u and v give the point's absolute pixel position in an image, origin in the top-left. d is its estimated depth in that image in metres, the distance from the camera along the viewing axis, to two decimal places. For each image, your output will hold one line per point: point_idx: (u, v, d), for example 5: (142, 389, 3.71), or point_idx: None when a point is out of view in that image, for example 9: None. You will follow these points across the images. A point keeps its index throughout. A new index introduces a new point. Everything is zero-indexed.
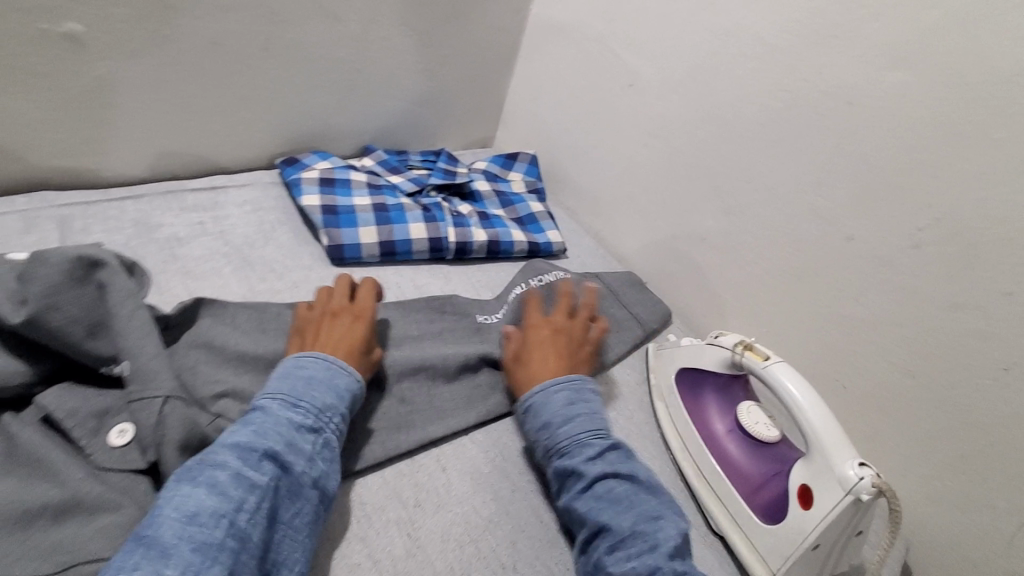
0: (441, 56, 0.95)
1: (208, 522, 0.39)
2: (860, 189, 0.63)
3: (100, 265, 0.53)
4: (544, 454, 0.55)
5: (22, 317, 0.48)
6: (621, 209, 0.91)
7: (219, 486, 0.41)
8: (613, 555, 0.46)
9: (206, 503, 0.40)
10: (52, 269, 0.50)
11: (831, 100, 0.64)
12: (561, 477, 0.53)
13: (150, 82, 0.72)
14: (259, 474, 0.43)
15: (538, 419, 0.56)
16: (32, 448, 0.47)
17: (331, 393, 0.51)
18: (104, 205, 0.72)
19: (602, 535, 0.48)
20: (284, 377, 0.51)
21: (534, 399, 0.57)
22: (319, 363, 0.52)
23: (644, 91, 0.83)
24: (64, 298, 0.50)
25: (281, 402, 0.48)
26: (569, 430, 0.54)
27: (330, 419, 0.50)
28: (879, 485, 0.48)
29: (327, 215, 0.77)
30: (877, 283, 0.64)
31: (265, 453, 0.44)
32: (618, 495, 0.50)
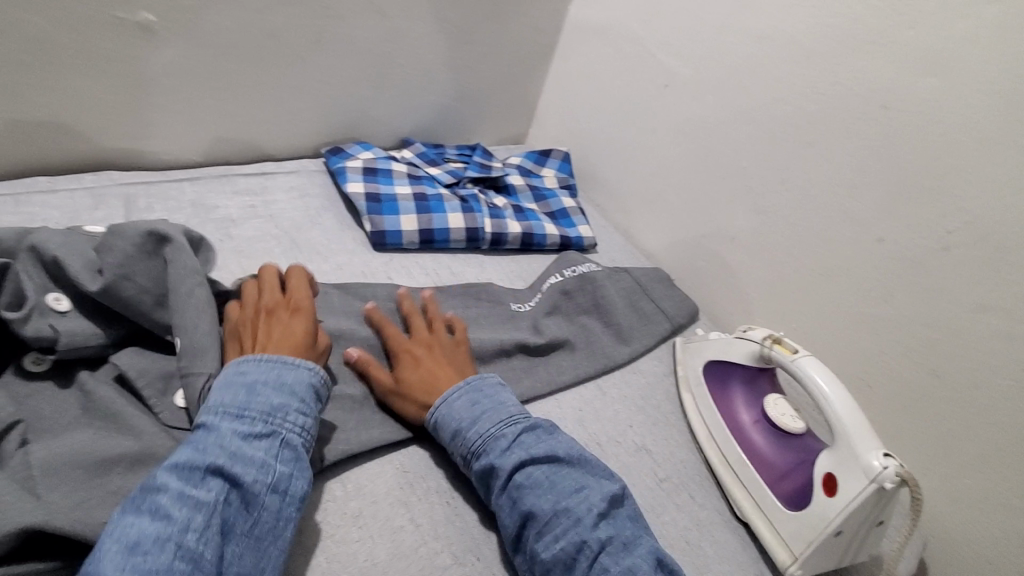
0: (480, 54, 0.98)
1: (152, 549, 0.37)
2: (891, 191, 0.65)
3: (167, 241, 0.56)
4: (462, 462, 0.53)
5: (98, 286, 0.52)
6: (651, 207, 0.94)
7: (161, 511, 0.39)
8: (541, 541, 0.47)
9: (148, 530, 0.38)
10: (127, 243, 0.54)
11: (864, 104, 0.66)
12: (483, 480, 0.51)
13: (211, 71, 0.76)
14: (205, 491, 0.41)
15: (447, 429, 0.54)
16: (110, 404, 0.51)
17: (280, 392, 0.48)
18: (164, 186, 0.77)
19: (527, 524, 0.48)
20: (224, 387, 0.47)
21: (437, 417, 0.54)
22: (262, 366, 0.49)
23: (678, 92, 0.85)
24: (136, 270, 0.54)
25: (224, 414, 0.45)
26: (480, 428, 0.53)
27: (282, 420, 0.47)
28: (902, 474, 0.50)
29: (370, 203, 0.80)
30: (905, 284, 0.65)
31: (210, 470, 0.42)
32: (537, 479, 0.50)
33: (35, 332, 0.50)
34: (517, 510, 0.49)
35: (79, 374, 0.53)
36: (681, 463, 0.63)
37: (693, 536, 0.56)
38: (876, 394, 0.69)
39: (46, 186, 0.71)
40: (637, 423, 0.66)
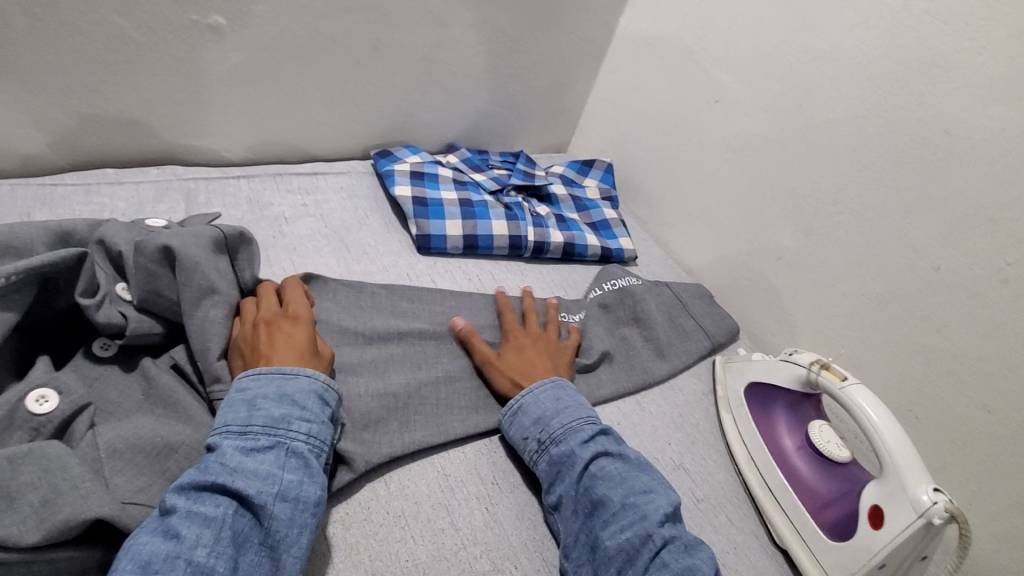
0: (529, 63, 0.99)
1: (164, 566, 0.38)
2: (951, 219, 0.63)
3: (182, 259, 0.55)
4: (534, 451, 0.56)
5: (134, 303, 0.55)
6: (694, 222, 0.93)
7: (172, 530, 0.40)
8: (607, 530, 0.49)
9: (159, 549, 0.39)
10: (149, 259, 0.55)
11: (927, 129, 0.64)
12: (555, 468, 0.54)
13: (273, 73, 0.79)
14: (212, 506, 0.42)
15: (530, 416, 0.58)
16: (173, 391, 0.54)
17: (281, 404, 0.49)
18: (222, 182, 0.80)
19: (596, 511, 0.51)
20: (226, 407, 0.48)
21: (524, 401, 0.59)
22: (262, 381, 0.50)
23: (729, 108, 0.85)
24: (162, 285, 0.55)
25: (227, 433, 0.46)
26: (562, 419, 0.57)
27: (287, 432, 0.48)
28: (952, 510, 0.49)
29: (418, 206, 0.81)
30: (963, 315, 0.63)
31: (215, 487, 0.43)
32: (610, 472, 0.53)
33: (106, 318, 0.53)
34: (587, 497, 0.52)
35: (142, 360, 0.56)
36: (719, 484, 0.62)
37: (731, 560, 0.55)
38: (925, 427, 0.67)
39: (115, 178, 0.75)
40: (676, 441, 0.65)
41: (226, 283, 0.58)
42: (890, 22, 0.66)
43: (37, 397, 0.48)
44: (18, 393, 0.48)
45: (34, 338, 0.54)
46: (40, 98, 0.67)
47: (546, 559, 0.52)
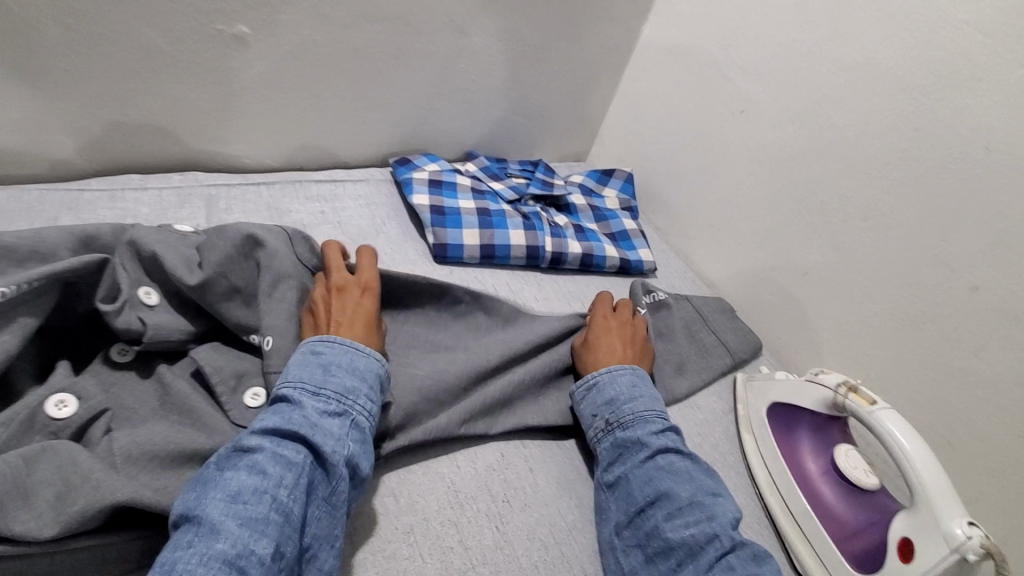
0: (550, 71, 0.98)
1: (251, 499, 0.42)
2: (992, 238, 0.60)
3: (263, 248, 0.59)
4: (601, 429, 0.59)
5: (196, 281, 0.55)
6: (717, 234, 0.91)
7: (257, 468, 0.44)
8: (670, 522, 0.50)
9: (247, 483, 0.43)
10: (225, 244, 0.58)
11: (967, 142, 0.62)
12: (619, 449, 0.57)
13: (295, 82, 0.80)
14: (293, 453, 0.45)
15: (602, 396, 0.60)
16: (187, 398, 0.54)
17: (354, 374, 0.52)
18: (242, 188, 0.81)
19: (658, 502, 0.52)
20: (303, 364, 0.51)
21: (600, 377, 0.61)
22: (338, 348, 0.53)
23: (755, 118, 0.83)
24: (231, 271, 0.57)
25: (304, 389, 0.49)
26: (635, 407, 0.59)
27: (356, 402, 0.51)
28: (989, 548, 0.46)
29: (435, 215, 0.81)
30: (1005, 338, 0.60)
31: (296, 436, 0.46)
32: (677, 467, 0.54)
33: (125, 324, 0.53)
34: (651, 488, 0.53)
35: (159, 366, 0.56)
36: (739, 508, 0.60)
37: None
38: (961, 455, 0.64)
39: (139, 183, 0.76)
40: None
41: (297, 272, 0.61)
42: (927, 32, 0.64)
43: (56, 400, 0.48)
44: (38, 396, 0.48)
45: (58, 339, 0.55)
46: (71, 105, 0.69)
47: None
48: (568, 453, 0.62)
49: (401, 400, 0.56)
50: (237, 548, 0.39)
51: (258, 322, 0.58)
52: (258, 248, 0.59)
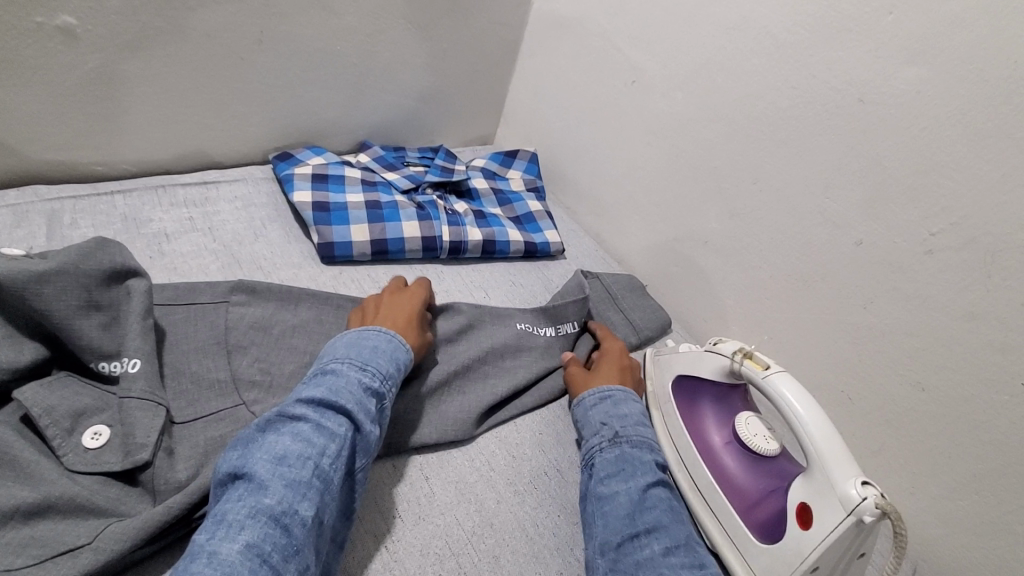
0: (441, 50, 0.93)
1: (297, 463, 0.42)
2: (871, 191, 0.60)
3: (135, 277, 0.56)
4: (607, 439, 0.56)
5: (47, 266, 0.50)
6: (622, 210, 0.89)
7: (302, 434, 0.43)
8: (668, 556, 0.46)
9: (293, 447, 0.42)
10: (99, 253, 0.54)
11: (842, 97, 0.61)
12: (622, 462, 0.54)
13: (144, 76, 0.71)
14: (336, 424, 0.45)
15: (617, 410, 0.59)
16: (7, 448, 0.43)
17: (394, 361, 0.53)
18: (93, 200, 0.71)
19: (656, 529, 0.48)
20: (348, 345, 0.52)
21: (617, 392, 0.61)
22: (380, 335, 0.54)
23: (647, 87, 0.81)
24: (91, 277, 0.52)
25: (351, 365, 0.50)
26: (644, 432, 0.57)
27: (392, 386, 0.52)
28: (883, 506, 0.44)
29: (319, 212, 0.75)
30: (892, 291, 0.60)
31: (341, 409, 0.46)
32: (675, 508, 0.51)
33: None
34: (651, 514, 0.49)
35: None
36: None
37: None
38: (860, 409, 0.65)
39: None
40: None
41: (148, 305, 0.55)
42: None
43: None
44: None
45: None
46: None
47: None
48: (469, 455, 0.58)
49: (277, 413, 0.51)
50: (283, 506, 0.39)
51: (118, 347, 0.53)
52: (130, 274, 0.55)
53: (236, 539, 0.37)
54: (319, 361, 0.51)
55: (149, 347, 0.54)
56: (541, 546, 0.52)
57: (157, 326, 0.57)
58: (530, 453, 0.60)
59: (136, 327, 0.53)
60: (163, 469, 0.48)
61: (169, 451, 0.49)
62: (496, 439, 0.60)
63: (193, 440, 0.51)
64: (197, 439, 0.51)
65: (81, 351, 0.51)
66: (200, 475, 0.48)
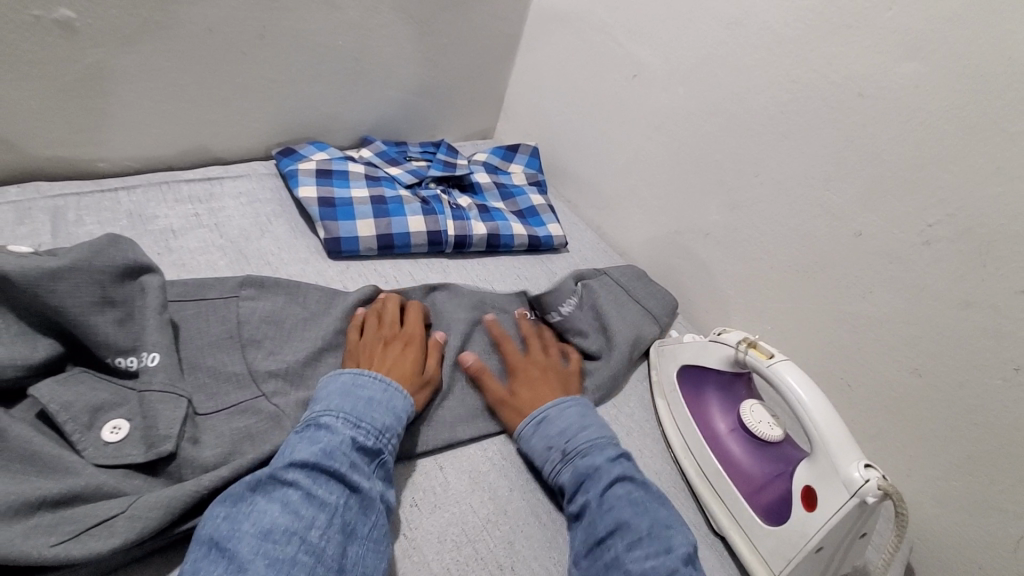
0: (442, 45, 0.93)
1: (282, 539, 0.40)
2: (870, 183, 0.62)
3: (149, 274, 0.56)
4: (557, 461, 0.55)
5: (63, 263, 0.50)
6: (624, 203, 0.90)
7: (291, 504, 0.42)
8: (631, 553, 0.46)
9: (280, 520, 0.41)
10: (114, 250, 0.54)
11: (841, 91, 0.63)
12: (577, 479, 0.53)
13: (145, 71, 0.71)
14: (328, 493, 0.44)
15: (555, 427, 0.57)
16: (27, 443, 0.44)
17: (390, 414, 0.52)
18: (97, 197, 0.71)
19: (617, 532, 0.48)
20: (343, 396, 0.51)
21: (548, 411, 0.58)
22: (377, 385, 0.54)
23: (648, 81, 0.82)
24: (107, 274, 0.52)
25: (344, 423, 0.49)
26: (588, 434, 0.56)
27: (389, 441, 0.51)
28: (886, 487, 0.46)
29: (324, 208, 0.75)
30: (891, 280, 0.62)
31: (334, 474, 0.45)
32: (634, 497, 0.51)
33: None
34: (611, 517, 0.49)
35: None
36: (656, 475, 0.60)
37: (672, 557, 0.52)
38: (858, 395, 0.66)
39: None
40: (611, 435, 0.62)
41: (163, 301, 0.56)
42: None
43: None
44: None
45: None
46: None
47: None
48: (481, 446, 0.59)
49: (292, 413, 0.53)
50: None
51: (134, 342, 0.53)
52: (144, 271, 0.56)
53: None
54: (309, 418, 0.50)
55: (165, 341, 0.54)
56: (554, 532, 0.53)
57: (172, 322, 0.57)
58: None
59: (153, 322, 0.53)
60: (189, 457, 0.48)
61: (192, 441, 0.49)
62: (508, 429, 0.61)
63: (218, 430, 0.51)
64: (222, 429, 0.51)
65: (97, 347, 0.51)
66: (226, 464, 0.48)
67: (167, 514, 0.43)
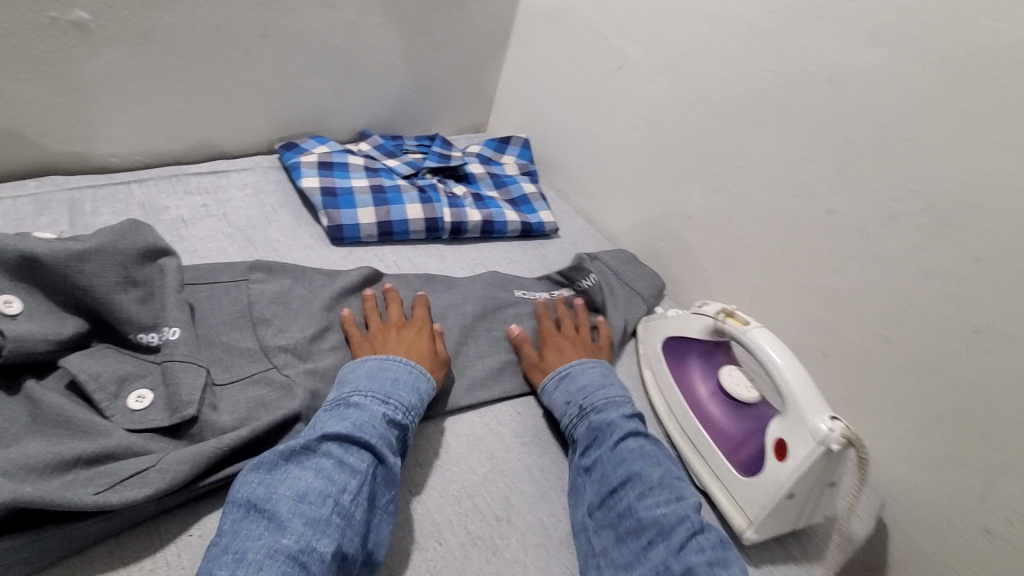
0: (436, 42, 0.97)
1: (317, 501, 0.44)
2: (839, 163, 0.66)
3: (166, 258, 0.60)
4: (575, 415, 0.61)
5: (90, 246, 0.54)
6: (612, 190, 0.94)
7: (324, 471, 0.46)
8: (643, 501, 0.51)
9: (314, 484, 0.45)
10: (135, 235, 0.58)
11: (810, 79, 0.67)
12: (593, 432, 0.58)
13: (155, 69, 0.75)
14: (358, 460, 0.47)
15: (575, 383, 0.63)
16: (61, 409, 0.48)
17: (415, 394, 0.56)
18: (111, 189, 0.75)
19: (630, 482, 0.53)
20: (373, 376, 0.55)
21: (571, 368, 0.64)
22: (403, 368, 0.57)
23: (632, 73, 0.86)
24: (130, 257, 0.56)
25: (373, 398, 0.53)
26: (606, 393, 0.62)
27: (413, 418, 0.54)
28: (848, 435, 0.50)
29: (327, 197, 0.79)
30: (859, 254, 0.66)
31: (365, 445, 0.48)
32: (647, 450, 0.56)
33: None
34: (623, 469, 0.54)
35: (27, 382, 0.49)
36: None
37: None
38: (832, 363, 0.71)
39: None
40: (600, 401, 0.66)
41: (180, 282, 0.60)
42: None
43: None
44: None
45: None
46: None
47: (472, 531, 0.52)
48: (479, 413, 0.63)
49: (301, 383, 0.58)
50: (301, 545, 0.41)
51: (154, 319, 0.57)
52: (161, 254, 0.60)
53: None
54: (340, 394, 0.54)
55: (183, 317, 0.58)
56: (547, 488, 0.58)
57: (189, 302, 0.61)
58: (533, 408, 0.66)
59: (171, 300, 0.57)
60: (209, 421, 0.52)
61: (212, 407, 0.53)
62: (504, 398, 0.65)
63: (234, 398, 0.55)
64: (238, 398, 0.55)
65: (121, 323, 0.55)
66: (244, 424, 0.52)
67: (192, 468, 0.47)
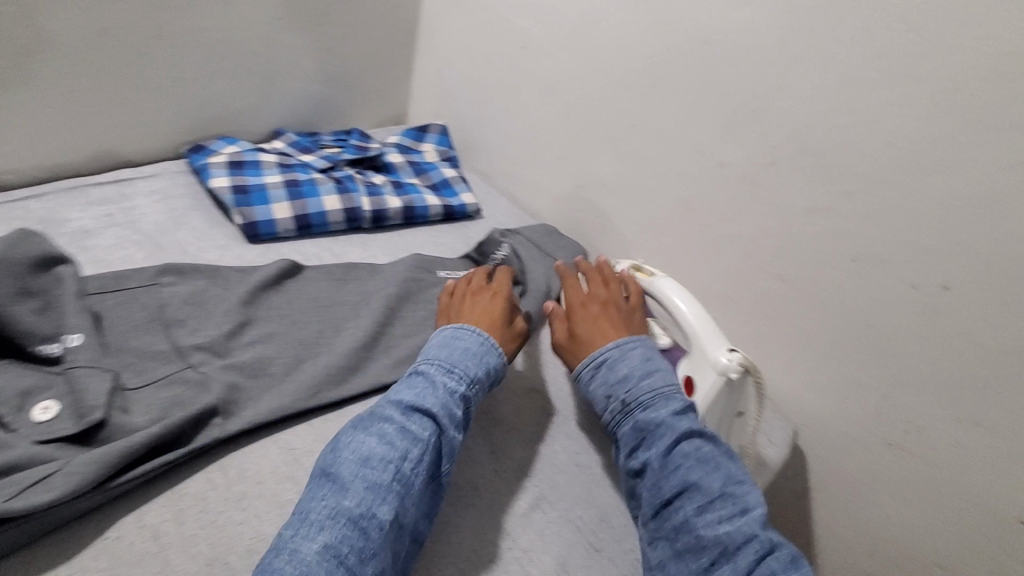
0: (343, 35, 0.97)
1: (379, 466, 0.47)
2: (726, 118, 0.70)
3: (62, 267, 0.59)
4: (618, 411, 0.57)
5: None
6: (530, 168, 0.97)
7: (386, 437, 0.49)
8: (702, 517, 0.49)
9: (376, 450, 0.48)
10: (28, 245, 0.57)
11: (693, 41, 0.71)
12: (639, 433, 0.55)
13: (42, 78, 0.72)
14: (420, 428, 0.50)
15: (615, 372, 0.58)
16: None
17: (482, 365, 0.58)
18: (4, 206, 0.71)
19: (687, 493, 0.51)
20: (444, 345, 0.58)
21: (609, 354, 0.59)
22: (474, 336, 0.60)
23: (536, 51, 0.89)
24: (22, 266, 0.55)
25: (439, 368, 0.56)
26: (651, 383, 0.57)
27: (477, 390, 0.57)
28: (743, 361, 0.56)
29: (237, 194, 0.78)
30: (751, 202, 0.71)
31: (426, 415, 0.51)
32: (705, 454, 0.53)
33: None
34: (678, 477, 0.52)
35: None
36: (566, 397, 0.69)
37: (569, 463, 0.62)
38: (741, 308, 0.75)
39: None
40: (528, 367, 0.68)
41: (79, 289, 0.58)
42: None
43: None
44: None
45: None
46: None
47: None
48: None
49: (219, 378, 0.57)
50: (362, 509, 0.45)
51: (56, 328, 0.55)
52: (57, 264, 0.59)
53: (315, 539, 0.42)
54: (414, 362, 0.58)
55: (86, 323, 0.56)
56: (478, 451, 0.60)
57: (93, 309, 0.60)
58: None
59: (72, 306, 0.56)
60: (120, 423, 0.51)
61: (124, 409, 0.52)
62: None
63: (148, 400, 0.54)
64: (152, 399, 0.54)
65: (18, 336, 0.53)
66: (159, 422, 0.51)
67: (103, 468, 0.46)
